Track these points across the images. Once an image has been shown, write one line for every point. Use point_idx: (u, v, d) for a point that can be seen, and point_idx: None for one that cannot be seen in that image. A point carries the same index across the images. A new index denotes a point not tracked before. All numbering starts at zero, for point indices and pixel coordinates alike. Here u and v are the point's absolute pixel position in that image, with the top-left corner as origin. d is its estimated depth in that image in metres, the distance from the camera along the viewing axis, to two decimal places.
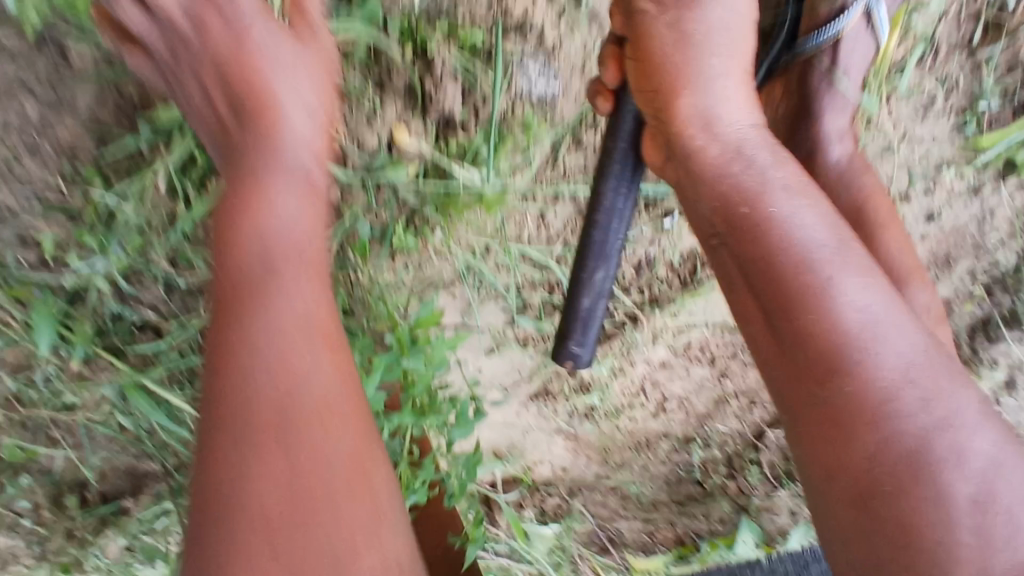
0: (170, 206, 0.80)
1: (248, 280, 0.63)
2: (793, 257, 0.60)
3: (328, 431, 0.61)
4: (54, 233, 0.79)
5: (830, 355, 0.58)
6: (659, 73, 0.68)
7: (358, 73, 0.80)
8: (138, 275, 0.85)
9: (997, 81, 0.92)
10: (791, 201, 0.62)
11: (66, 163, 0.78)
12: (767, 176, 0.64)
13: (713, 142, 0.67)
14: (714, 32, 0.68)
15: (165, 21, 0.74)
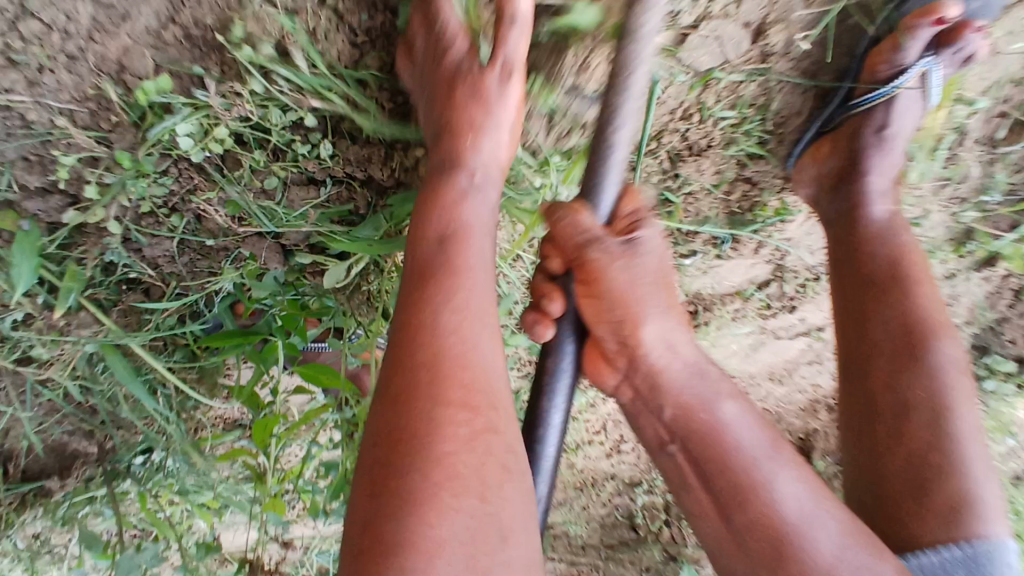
0: (244, 151, 0.74)
1: (430, 274, 0.61)
2: (708, 436, 0.64)
3: (493, 474, 0.55)
4: (69, 158, 0.70)
5: (740, 493, 0.62)
6: (601, 294, 0.61)
7: None
8: (153, 221, 0.77)
9: (1008, 177, 0.98)
10: (680, 359, 0.65)
11: (103, 83, 0.67)
12: (656, 338, 0.64)
13: (643, 302, 0.61)
14: (644, 263, 0.61)
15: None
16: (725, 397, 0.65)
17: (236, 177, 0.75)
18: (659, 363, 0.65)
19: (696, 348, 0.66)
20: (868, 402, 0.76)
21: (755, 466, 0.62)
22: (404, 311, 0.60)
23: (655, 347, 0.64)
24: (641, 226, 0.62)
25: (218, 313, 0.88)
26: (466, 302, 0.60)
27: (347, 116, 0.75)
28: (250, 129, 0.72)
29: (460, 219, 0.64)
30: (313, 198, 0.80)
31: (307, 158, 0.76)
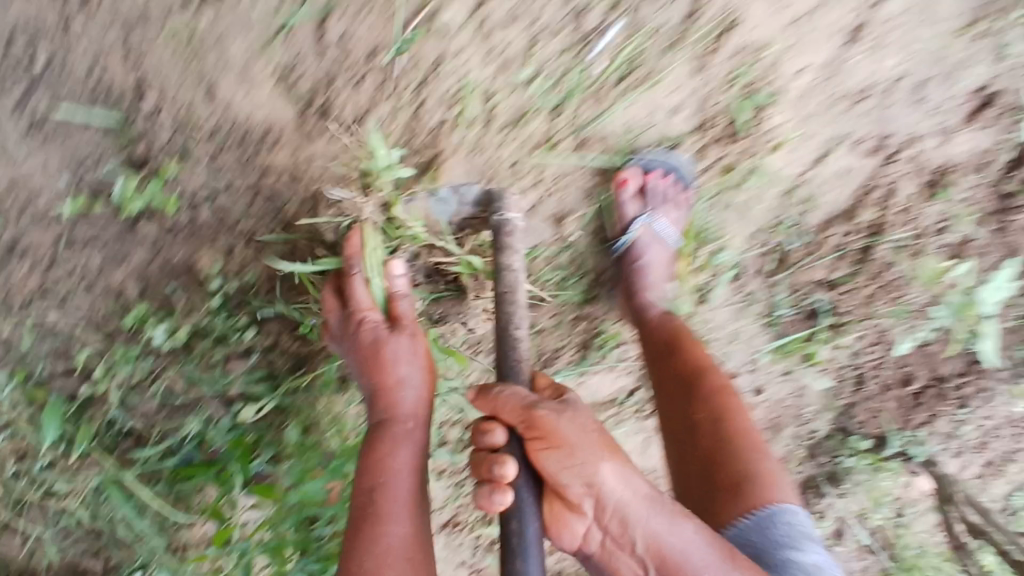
0: (193, 339, 1.03)
1: (375, 488, 0.83)
2: (652, 541, 0.75)
3: None
4: (86, 348, 1.04)
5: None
6: (557, 443, 0.75)
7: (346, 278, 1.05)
8: (139, 390, 1.06)
9: (789, 296, 1.23)
10: (635, 495, 0.76)
11: (109, 300, 1.03)
12: (610, 484, 0.75)
13: (596, 471, 0.74)
14: (579, 414, 0.78)
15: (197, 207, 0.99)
16: (664, 516, 0.76)
17: (193, 354, 1.04)
18: (619, 509, 0.75)
19: (640, 482, 0.77)
20: (676, 436, 1.02)
21: (661, 529, 0.75)
22: (357, 526, 0.81)
23: (615, 492, 0.75)
24: (564, 391, 0.82)
25: (191, 455, 1.11)
26: (393, 541, 0.79)
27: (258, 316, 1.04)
28: (205, 325, 1.03)
29: (385, 462, 0.86)
30: (246, 367, 1.06)
31: (240, 342, 1.05)
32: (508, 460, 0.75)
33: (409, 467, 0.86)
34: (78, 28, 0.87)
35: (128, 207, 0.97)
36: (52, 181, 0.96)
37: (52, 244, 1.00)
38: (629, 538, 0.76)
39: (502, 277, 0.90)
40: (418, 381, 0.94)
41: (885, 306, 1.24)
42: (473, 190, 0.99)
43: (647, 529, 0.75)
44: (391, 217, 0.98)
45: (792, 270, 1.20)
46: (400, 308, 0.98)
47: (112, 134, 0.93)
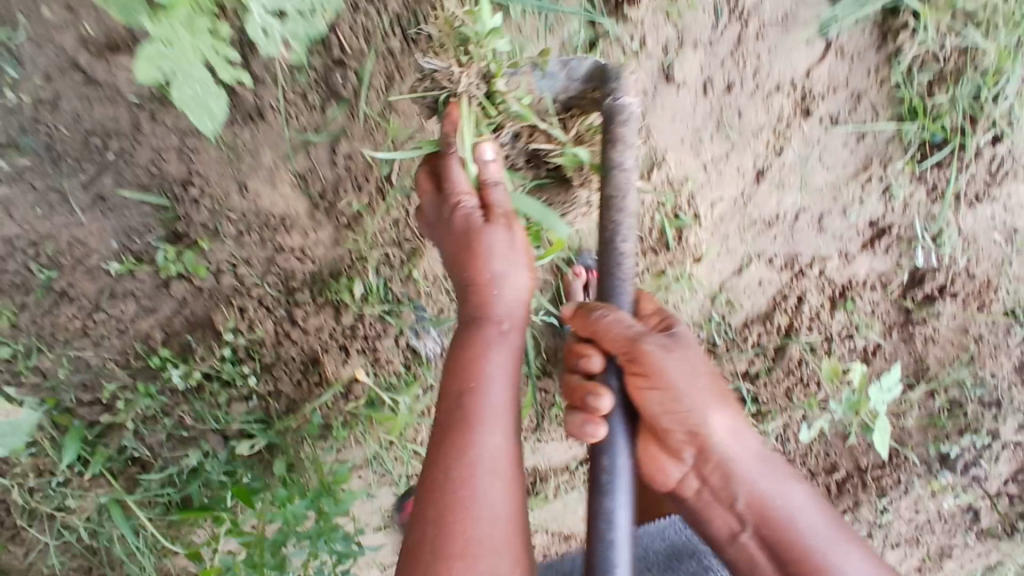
0: (203, 380, 1.23)
1: (463, 394, 0.90)
2: (754, 494, 0.92)
3: (511, 544, 0.85)
4: (113, 382, 1.24)
5: (768, 520, 0.91)
6: (661, 383, 0.89)
7: (336, 341, 1.26)
8: (151, 420, 1.26)
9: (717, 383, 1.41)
10: (740, 446, 0.93)
11: (138, 344, 1.24)
12: (720, 427, 0.92)
13: (705, 413, 0.91)
14: (686, 362, 0.92)
15: (220, 268, 1.21)
16: (761, 470, 0.93)
17: (203, 394, 1.23)
18: (727, 449, 0.92)
19: (744, 428, 0.95)
20: None
21: (756, 473, 0.93)
22: (444, 431, 0.89)
23: (724, 433, 0.92)
24: (674, 329, 0.95)
25: (193, 490, 1.30)
26: (484, 449, 0.87)
27: (260, 366, 1.24)
28: (217, 371, 1.22)
29: (478, 377, 0.90)
30: (245, 408, 1.24)
31: (242, 387, 1.23)
32: (604, 393, 0.91)
33: (504, 371, 0.92)
34: (143, 129, 1.10)
35: (165, 268, 1.20)
36: (107, 243, 1.20)
37: (98, 293, 1.22)
38: (731, 494, 0.93)
39: (613, 179, 0.93)
40: (512, 278, 0.96)
41: (802, 398, 1.42)
42: (583, 66, 1.02)
43: (743, 469, 0.92)
44: (492, 89, 1.04)
45: (720, 362, 1.38)
46: (493, 197, 0.99)
47: (159, 211, 1.17)
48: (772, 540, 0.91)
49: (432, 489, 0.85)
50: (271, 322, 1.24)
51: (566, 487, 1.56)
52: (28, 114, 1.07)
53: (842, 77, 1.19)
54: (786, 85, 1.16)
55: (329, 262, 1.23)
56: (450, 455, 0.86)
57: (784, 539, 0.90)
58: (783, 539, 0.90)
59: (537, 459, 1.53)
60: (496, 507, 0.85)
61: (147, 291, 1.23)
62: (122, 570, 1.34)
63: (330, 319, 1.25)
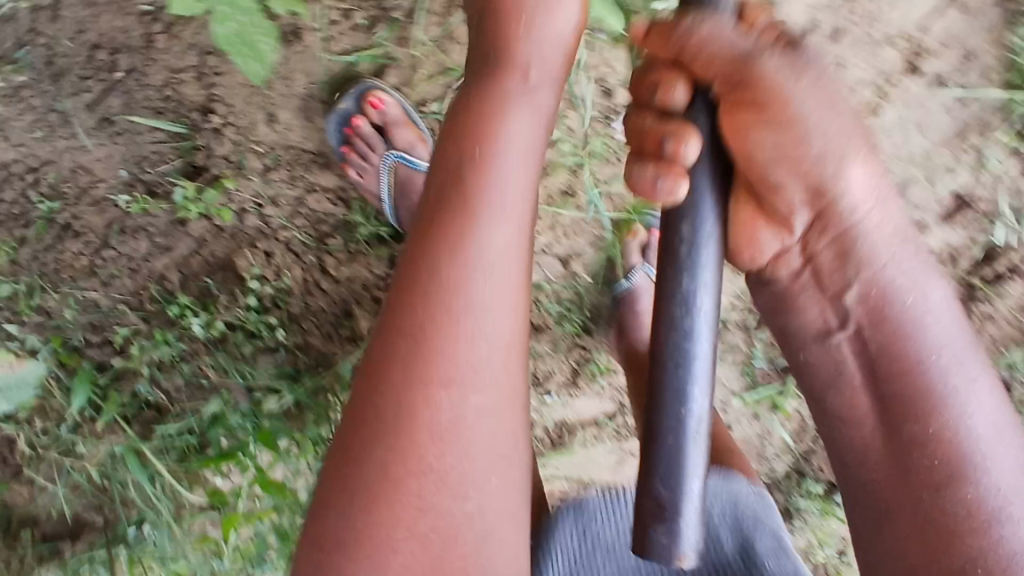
0: (225, 328, 1.13)
1: (466, 162, 0.66)
2: (955, 435, 0.59)
3: (504, 394, 0.61)
4: (124, 325, 1.14)
5: (913, 395, 0.60)
6: (765, 106, 0.55)
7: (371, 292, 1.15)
8: (168, 367, 1.17)
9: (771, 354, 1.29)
10: (885, 214, 0.62)
11: (152, 285, 1.13)
12: (932, 352, 0.60)
13: (902, 320, 0.62)
14: (812, 95, 0.56)
15: (243, 207, 1.09)
16: (925, 301, 0.62)
17: (225, 344, 1.13)
18: (931, 364, 0.60)
19: (921, 266, 0.63)
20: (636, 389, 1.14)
21: (961, 413, 0.59)
22: (445, 211, 0.64)
23: (932, 345, 0.61)
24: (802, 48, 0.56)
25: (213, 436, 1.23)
26: (488, 244, 0.63)
27: (287, 316, 1.14)
28: (240, 321, 1.13)
29: (492, 138, 0.67)
30: (271, 360, 1.14)
31: (267, 338, 1.14)
32: (693, 135, 0.54)
33: (524, 146, 0.68)
34: (157, 45, 0.95)
35: (184, 209, 1.08)
36: (115, 172, 1.06)
37: (106, 228, 1.10)
38: (844, 277, 0.63)
39: None
40: (569, 11, 0.70)
41: None
42: None
43: (945, 404, 0.59)
44: None
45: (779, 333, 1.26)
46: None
47: (174, 139, 1.03)
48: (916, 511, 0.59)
49: (403, 300, 0.62)
50: (300, 270, 1.13)
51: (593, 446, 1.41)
52: (26, 23, 0.94)
53: (947, 30, 1.06)
54: (886, 35, 1.06)
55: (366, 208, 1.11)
56: (432, 258, 0.62)
57: (950, 521, 0.58)
58: (942, 515, 0.58)
59: (568, 415, 1.37)
60: (497, 330, 0.61)
61: (162, 229, 1.11)
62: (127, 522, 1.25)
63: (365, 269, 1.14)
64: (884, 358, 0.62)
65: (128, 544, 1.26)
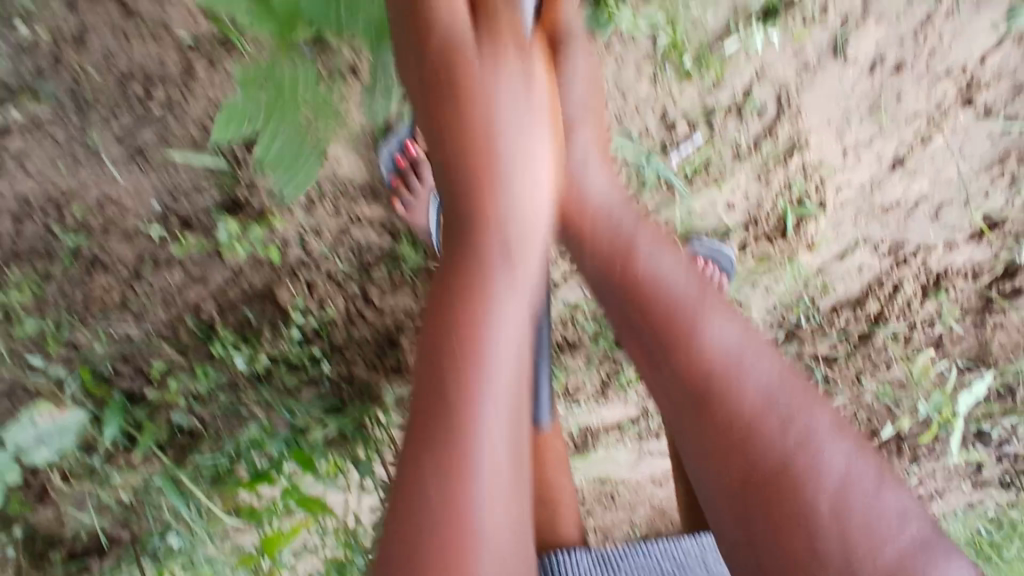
0: (268, 362, 1.11)
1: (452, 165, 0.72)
2: (696, 370, 0.68)
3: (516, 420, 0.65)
4: (161, 356, 1.10)
5: (735, 437, 0.66)
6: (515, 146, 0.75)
7: (411, 318, 1.13)
8: (206, 397, 1.14)
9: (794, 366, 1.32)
10: (675, 275, 0.74)
11: (188, 316, 1.08)
12: (730, 342, 0.70)
13: (699, 310, 0.72)
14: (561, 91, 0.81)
15: (285, 241, 1.04)
16: (704, 325, 0.70)
17: (270, 380, 1.12)
18: (720, 352, 0.69)
19: (720, 320, 0.71)
20: None
21: (746, 372, 0.68)
22: (464, 235, 0.69)
23: (749, 393, 0.67)
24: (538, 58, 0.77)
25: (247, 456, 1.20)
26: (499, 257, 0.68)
27: (330, 346, 1.12)
28: (284, 355, 1.11)
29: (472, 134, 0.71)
30: (316, 392, 1.14)
31: (312, 371, 1.12)
32: None
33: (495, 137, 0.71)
34: (199, 78, 0.87)
35: (227, 246, 1.03)
36: (146, 204, 0.99)
37: (138, 260, 1.04)
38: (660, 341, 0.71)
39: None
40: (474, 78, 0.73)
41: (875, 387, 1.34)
42: None
43: (719, 365, 0.68)
44: None
45: (803, 349, 1.28)
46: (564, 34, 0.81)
47: (214, 172, 0.97)
48: (717, 462, 0.67)
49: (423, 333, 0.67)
50: (341, 300, 1.10)
51: (613, 450, 1.46)
52: (50, 51, 0.85)
53: (1012, 66, 1.05)
54: (955, 71, 1.05)
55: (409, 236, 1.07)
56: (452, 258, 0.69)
57: (769, 474, 0.64)
58: (730, 452, 0.66)
59: (593, 421, 1.40)
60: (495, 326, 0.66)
61: (198, 260, 1.05)
62: (161, 538, 1.24)
63: (407, 293, 1.11)
64: (677, 352, 0.70)
65: (158, 560, 1.25)
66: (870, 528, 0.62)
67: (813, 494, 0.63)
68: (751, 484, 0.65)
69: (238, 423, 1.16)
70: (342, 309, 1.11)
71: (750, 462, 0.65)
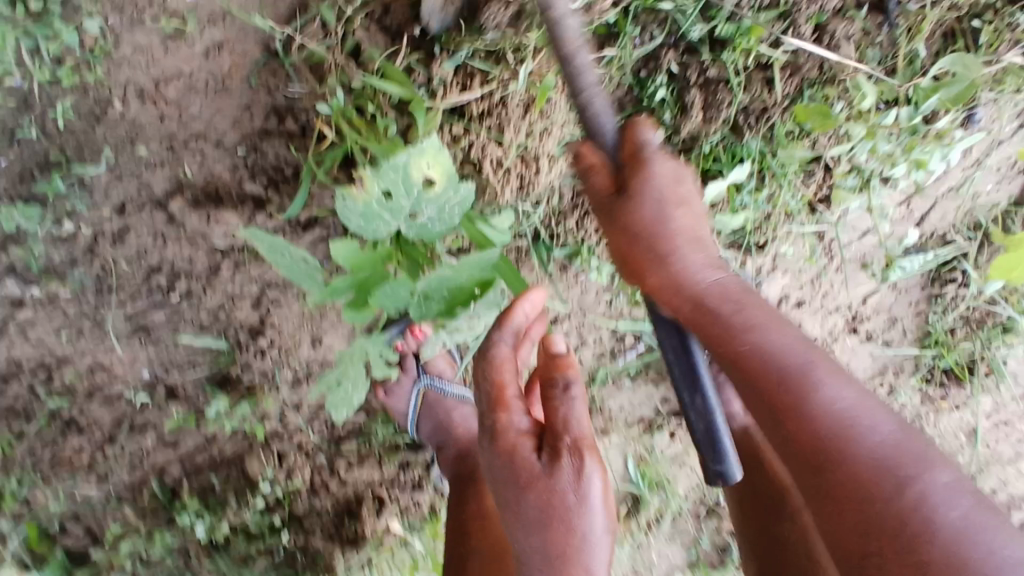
0: (226, 531, 1.13)
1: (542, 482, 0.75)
2: (820, 443, 0.63)
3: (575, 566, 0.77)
4: (117, 520, 1.11)
5: (830, 457, 0.63)
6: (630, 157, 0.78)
7: (373, 491, 1.20)
8: (151, 564, 1.13)
9: (713, 535, 1.47)
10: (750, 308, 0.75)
11: (152, 480, 1.11)
12: (790, 346, 0.70)
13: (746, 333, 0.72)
14: (655, 166, 0.78)
15: (265, 415, 1.11)
16: (777, 332, 0.71)
17: (227, 549, 1.14)
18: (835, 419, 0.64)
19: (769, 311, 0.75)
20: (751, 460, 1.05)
21: (860, 439, 0.63)
22: (533, 501, 0.75)
23: (826, 403, 0.65)
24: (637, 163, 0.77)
25: None
26: (564, 487, 0.75)
27: (291, 515, 1.16)
28: (244, 524, 1.14)
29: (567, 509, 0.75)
30: (269, 562, 1.16)
31: (270, 540, 1.15)
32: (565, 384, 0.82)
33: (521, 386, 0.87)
34: (221, 274, 0.98)
35: (214, 418, 1.09)
36: (136, 372, 1.05)
37: (115, 424, 1.07)
38: (739, 351, 0.71)
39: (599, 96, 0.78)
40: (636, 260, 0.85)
41: None
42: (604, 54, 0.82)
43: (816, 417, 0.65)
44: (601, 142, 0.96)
45: (718, 520, 1.46)
46: (643, 139, 0.78)
47: (212, 352, 1.05)
48: (827, 510, 0.63)
49: None
50: (309, 471, 1.16)
51: None
52: (88, 243, 0.95)
53: (884, 305, 1.26)
54: (842, 308, 1.24)
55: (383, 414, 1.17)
56: None
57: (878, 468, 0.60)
58: (851, 510, 0.61)
59: None
60: None
61: (175, 428, 1.09)
62: None
63: (375, 460, 1.19)
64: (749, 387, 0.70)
65: None
66: (920, 522, 0.57)
67: (862, 445, 0.62)
68: (869, 533, 0.59)
69: None
70: (306, 478, 1.16)
71: (863, 504, 0.60)
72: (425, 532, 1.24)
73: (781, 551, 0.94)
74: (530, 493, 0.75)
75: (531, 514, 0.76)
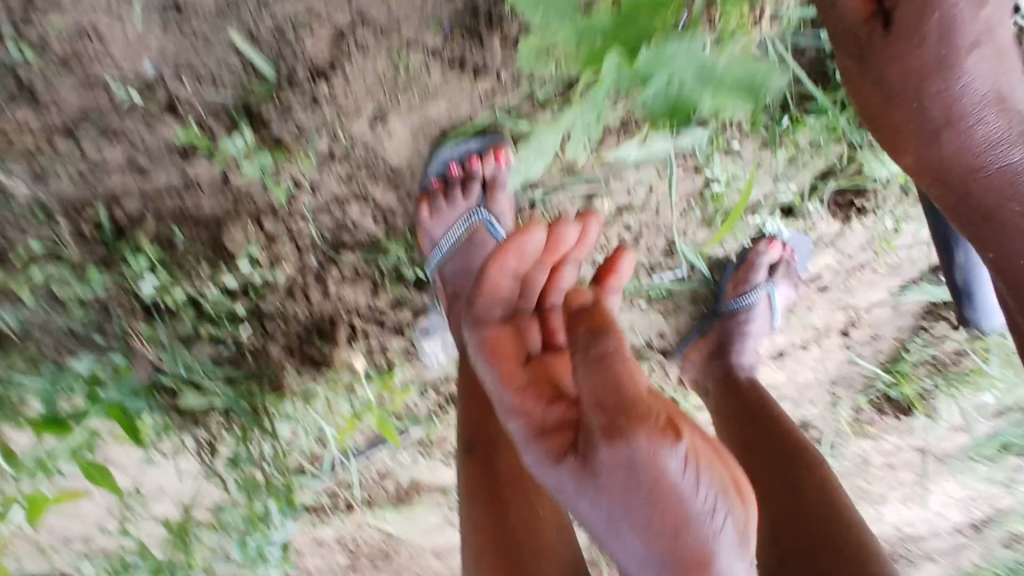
0: (177, 298, 0.92)
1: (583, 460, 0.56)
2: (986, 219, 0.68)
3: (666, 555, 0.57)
4: (37, 234, 0.85)
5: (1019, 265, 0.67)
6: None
7: (356, 320, 1.03)
8: (63, 304, 0.89)
9: None
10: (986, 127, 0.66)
11: (101, 205, 0.86)
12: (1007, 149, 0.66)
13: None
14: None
15: (276, 180, 0.89)
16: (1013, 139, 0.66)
17: (170, 320, 0.93)
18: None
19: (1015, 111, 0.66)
20: (750, 408, 1.07)
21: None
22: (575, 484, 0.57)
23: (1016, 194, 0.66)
24: None
25: (62, 387, 0.91)
26: (620, 460, 0.53)
27: (254, 308, 0.97)
28: (200, 298, 0.93)
29: (622, 487, 0.54)
30: (211, 354, 0.96)
31: (223, 328, 0.95)
32: (606, 338, 0.57)
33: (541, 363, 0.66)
34: None
35: (217, 157, 0.86)
36: (135, 59, 0.79)
37: (82, 113, 0.81)
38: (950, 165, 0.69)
39: None
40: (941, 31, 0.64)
41: None
42: None
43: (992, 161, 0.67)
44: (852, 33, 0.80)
45: None
46: None
47: (249, 73, 0.81)
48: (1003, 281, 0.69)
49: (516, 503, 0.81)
50: (293, 268, 0.96)
51: (425, 501, 1.50)
52: None
53: (880, 320, 1.33)
54: (848, 308, 1.31)
55: (400, 237, 0.99)
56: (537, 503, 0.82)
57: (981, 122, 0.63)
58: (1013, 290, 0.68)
59: (421, 472, 1.45)
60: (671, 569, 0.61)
61: (160, 153, 0.85)
62: None
63: (371, 283, 1.01)
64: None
65: None
66: None
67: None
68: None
69: (85, 348, 0.92)
70: (286, 275, 0.96)
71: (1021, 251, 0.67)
72: (375, 384, 1.09)
73: (797, 497, 0.94)
74: (583, 486, 0.56)
75: (601, 512, 0.57)
